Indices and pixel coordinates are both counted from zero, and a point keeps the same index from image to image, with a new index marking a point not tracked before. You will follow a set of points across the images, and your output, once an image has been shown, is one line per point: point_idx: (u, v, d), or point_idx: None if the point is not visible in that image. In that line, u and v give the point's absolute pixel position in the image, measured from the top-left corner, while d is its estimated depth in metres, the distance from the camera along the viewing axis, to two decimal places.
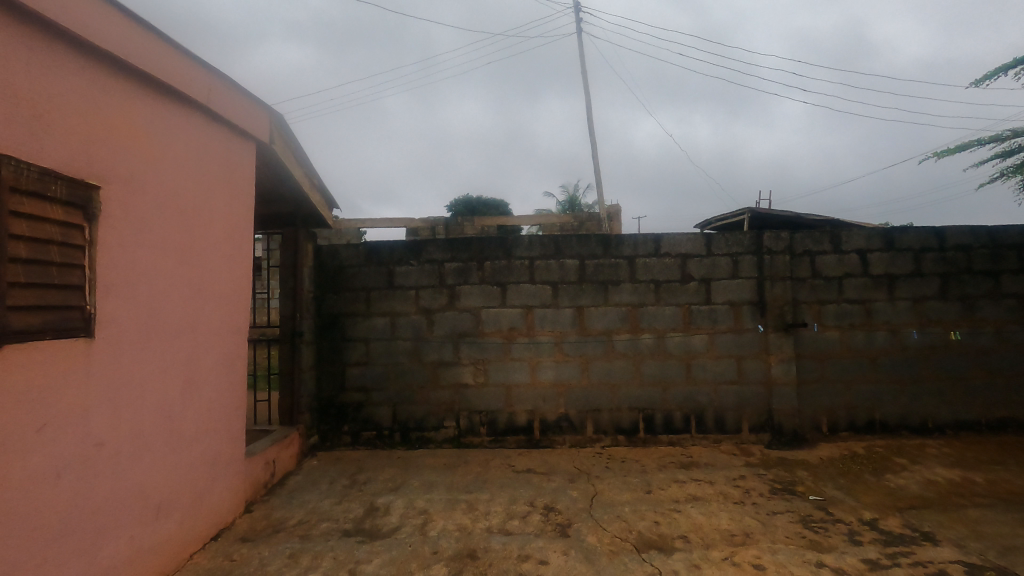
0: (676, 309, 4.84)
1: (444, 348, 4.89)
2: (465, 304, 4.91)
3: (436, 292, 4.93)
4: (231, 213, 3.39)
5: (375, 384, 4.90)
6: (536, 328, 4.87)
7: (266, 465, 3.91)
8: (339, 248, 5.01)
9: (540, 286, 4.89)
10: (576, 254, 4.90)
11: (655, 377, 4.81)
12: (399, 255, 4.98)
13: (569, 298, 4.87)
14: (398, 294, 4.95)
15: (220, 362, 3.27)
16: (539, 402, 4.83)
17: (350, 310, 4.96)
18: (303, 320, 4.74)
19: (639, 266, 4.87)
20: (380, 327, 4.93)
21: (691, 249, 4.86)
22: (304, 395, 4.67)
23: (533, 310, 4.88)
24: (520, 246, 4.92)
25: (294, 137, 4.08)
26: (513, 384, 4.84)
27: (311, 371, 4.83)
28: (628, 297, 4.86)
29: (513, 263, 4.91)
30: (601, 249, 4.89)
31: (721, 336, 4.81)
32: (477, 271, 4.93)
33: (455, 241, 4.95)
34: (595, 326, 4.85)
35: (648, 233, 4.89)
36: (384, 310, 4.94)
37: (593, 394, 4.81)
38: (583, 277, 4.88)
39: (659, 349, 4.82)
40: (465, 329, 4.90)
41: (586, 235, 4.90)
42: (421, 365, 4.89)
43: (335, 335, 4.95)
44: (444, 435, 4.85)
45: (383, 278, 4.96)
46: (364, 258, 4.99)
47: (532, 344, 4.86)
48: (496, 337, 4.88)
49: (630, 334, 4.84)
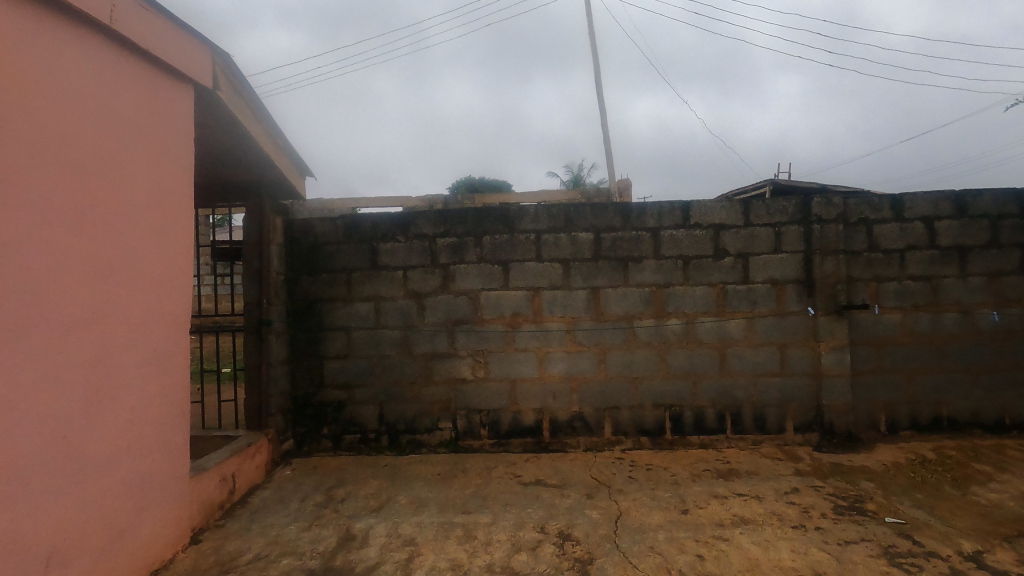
0: (708, 290, 4.12)
1: (437, 338, 4.21)
2: (461, 286, 4.21)
3: (427, 273, 4.23)
4: (159, 175, 2.69)
5: (359, 380, 4.23)
6: (544, 314, 4.17)
7: (222, 482, 3.25)
8: (314, 222, 4.30)
9: (548, 265, 4.18)
10: (590, 226, 4.18)
11: (684, 370, 4.13)
12: (383, 230, 4.27)
13: (582, 278, 4.17)
14: (383, 276, 4.25)
15: (150, 361, 2.60)
16: (549, 399, 4.16)
17: (327, 295, 4.26)
18: (273, 307, 4.05)
19: (664, 240, 4.15)
20: (363, 313, 4.25)
21: (725, 219, 4.13)
22: (275, 394, 4.01)
23: (540, 293, 4.17)
24: (525, 218, 4.20)
25: (247, 83, 3.35)
26: (518, 379, 4.16)
27: (283, 365, 4.15)
28: (651, 276, 4.15)
29: (516, 238, 4.20)
30: (619, 221, 4.17)
31: (761, 321, 4.11)
32: (474, 248, 4.22)
33: (449, 212, 4.24)
34: (614, 311, 4.15)
35: (674, 201, 4.17)
36: (367, 294, 4.25)
37: (611, 389, 4.14)
38: (600, 253, 4.17)
39: (689, 336, 4.13)
40: (461, 316, 4.20)
41: (602, 204, 4.18)
42: (412, 358, 4.22)
43: (311, 323, 4.26)
44: (439, 438, 4.19)
45: (365, 257, 4.26)
46: (343, 235, 4.28)
47: (541, 332, 4.17)
48: (498, 324, 4.19)
49: (654, 320, 4.14)
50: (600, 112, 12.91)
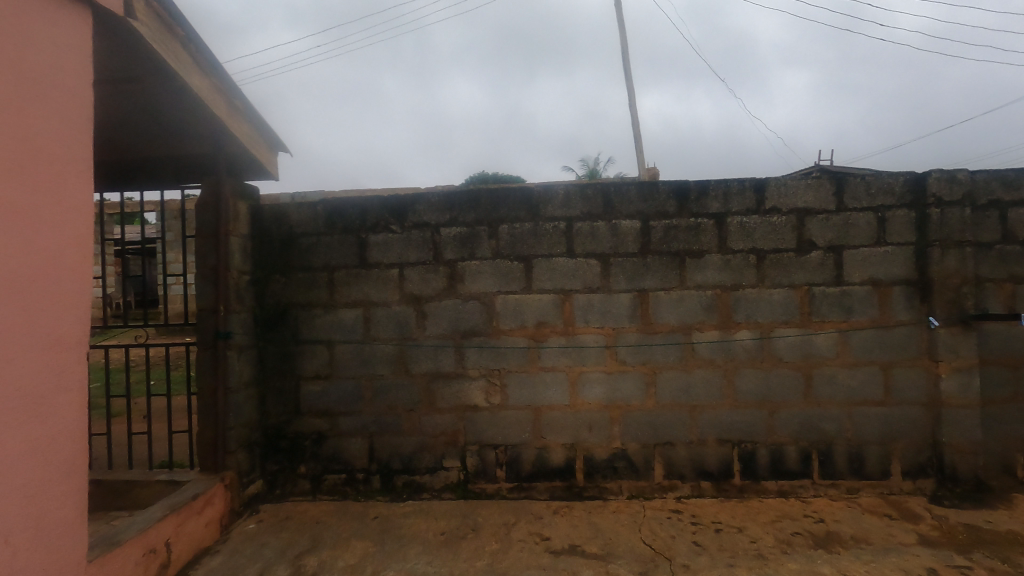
0: (788, 294, 3.21)
1: (441, 354, 3.33)
2: (472, 288, 3.33)
3: (429, 271, 3.36)
4: (27, 134, 1.84)
5: (344, 406, 3.38)
6: (577, 325, 3.28)
7: (148, 556, 2.43)
8: (287, 208, 3.44)
9: (582, 261, 3.28)
10: (636, 212, 3.28)
11: (757, 397, 3.22)
12: (374, 218, 3.41)
13: (626, 279, 3.26)
14: (373, 276, 3.38)
15: (9, 408, 1.76)
16: (583, 432, 3.28)
17: (305, 299, 3.41)
18: (235, 315, 3.20)
19: (732, 229, 3.23)
20: (349, 323, 3.39)
21: (809, 202, 3.21)
22: (236, 426, 3.17)
23: (572, 297, 3.28)
24: (552, 201, 3.31)
25: (186, 21, 2.52)
26: (544, 406, 3.29)
27: (250, 388, 3.30)
28: (716, 276, 3.23)
29: (542, 227, 3.31)
30: (673, 205, 3.26)
31: (859, 334, 3.18)
32: (488, 240, 3.34)
33: (455, 195, 3.36)
34: (668, 321, 3.24)
35: (745, 178, 3.24)
36: (353, 298, 3.39)
37: (662, 421, 3.24)
38: (648, 247, 3.27)
39: (764, 354, 3.22)
40: (471, 326, 3.32)
41: (651, 183, 3.28)
42: (410, 380, 3.35)
43: (286, 334, 3.41)
44: (444, 481, 3.32)
45: (352, 252, 3.40)
46: (324, 224, 3.42)
47: (573, 347, 3.28)
48: (519, 337, 3.30)
49: (719, 333, 3.23)
50: (629, 100, 11.97)
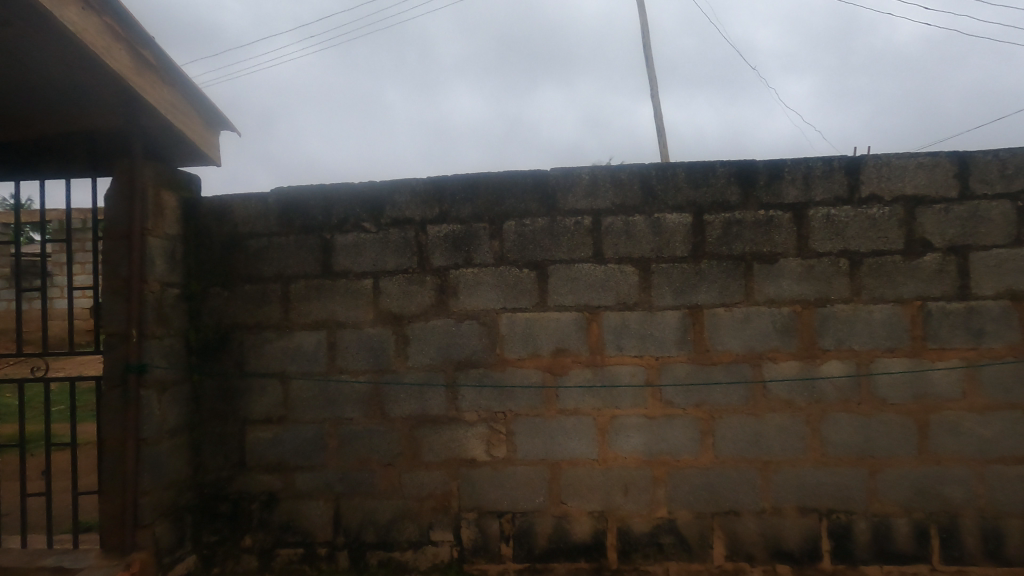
0: (894, 312, 2.38)
1: (429, 392, 2.53)
2: (468, 304, 2.53)
3: (412, 282, 2.57)
4: None
5: (302, 460, 2.59)
6: (607, 353, 2.47)
7: None
8: (231, 201, 2.67)
9: (614, 269, 2.48)
10: (684, 203, 2.47)
11: (854, 452, 2.38)
12: (342, 213, 2.62)
13: (672, 291, 2.45)
14: (340, 290, 2.60)
15: None
16: (616, 496, 2.46)
17: (253, 318, 2.63)
18: (156, 342, 2.42)
19: (815, 224, 2.42)
20: (309, 350, 2.60)
21: (921, 187, 2.38)
22: (155, 490, 2.37)
23: (601, 316, 2.48)
24: (573, 190, 2.52)
25: None
26: (564, 461, 2.48)
27: (178, 437, 2.52)
28: (794, 288, 2.42)
29: (560, 223, 2.51)
30: (736, 193, 2.45)
31: (994, 367, 2.34)
32: (491, 241, 2.54)
33: (447, 183, 2.58)
34: (729, 348, 2.43)
35: (832, 155, 2.42)
36: (314, 317, 2.60)
37: (723, 482, 2.42)
38: (703, 250, 2.45)
39: (862, 394, 2.38)
40: (468, 354, 2.52)
41: (704, 166, 2.47)
42: (387, 426, 2.55)
43: (228, 364, 2.63)
44: (432, 560, 2.52)
45: (313, 258, 2.62)
46: (277, 222, 2.64)
47: (602, 383, 2.47)
48: (531, 369, 2.50)
49: (799, 365, 2.41)
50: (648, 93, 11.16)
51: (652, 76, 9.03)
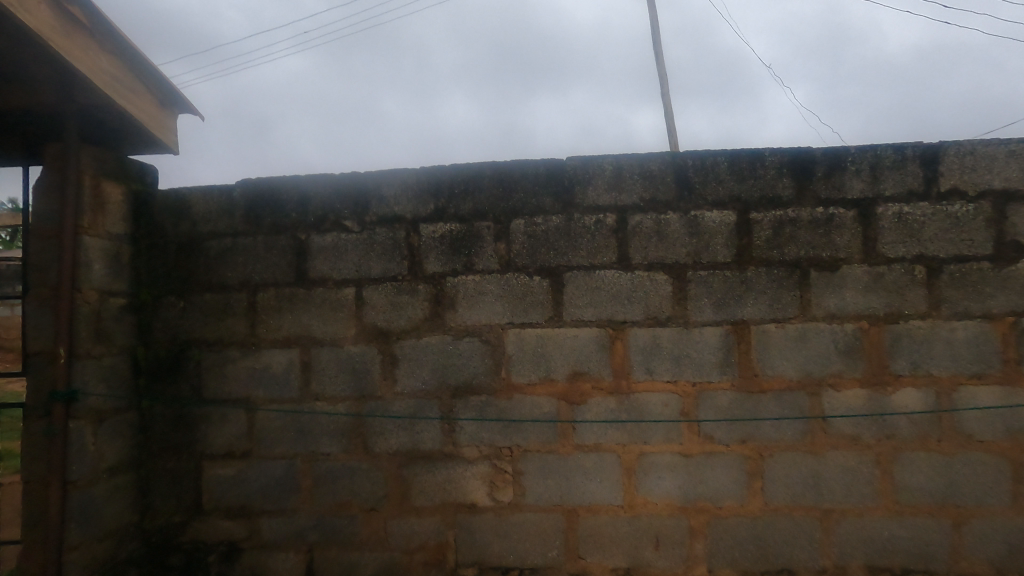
0: (981, 331, 1.97)
1: (420, 423, 2.12)
2: (468, 318, 2.13)
3: (402, 292, 2.16)
4: None
5: (268, 503, 2.17)
6: (635, 378, 2.06)
7: None
8: (189, 195, 2.26)
9: (643, 277, 2.07)
10: (726, 198, 2.07)
11: (934, 499, 1.97)
12: (320, 209, 2.22)
13: (712, 304, 2.05)
14: (317, 300, 2.19)
15: None
16: (645, 551, 2.04)
17: (212, 334, 2.22)
18: (91, 362, 2.01)
19: (885, 224, 2.01)
20: (279, 371, 2.18)
21: (1013, 180, 1.99)
22: (86, 543, 1.95)
23: (627, 333, 2.07)
24: (594, 183, 2.12)
25: None
26: (582, 508, 2.07)
27: (119, 476, 2.10)
28: (859, 301, 2.01)
29: (578, 222, 2.11)
30: (789, 186, 2.05)
31: None
32: (496, 243, 2.14)
33: (443, 175, 2.18)
34: (782, 373, 2.02)
35: (905, 142, 2.02)
36: (286, 332, 2.19)
37: (775, 535, 2.01)
38: (749, 254, 2.05)
39: (943, 429, 1.97)
40: (467, 377, 2.11)
41: (750, 154, 2.07)
42: (371, 463, 2.14)
43: (183, 387, 2.21)
44: None
45: (285, 263, 2.21)
46: (243, 220, 2.24)
47: (628, 413, 2.06)
48: (542, 396, 2.09)
49: (866, 393, 2.00)
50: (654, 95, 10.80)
51: (662, 72, 8.61)
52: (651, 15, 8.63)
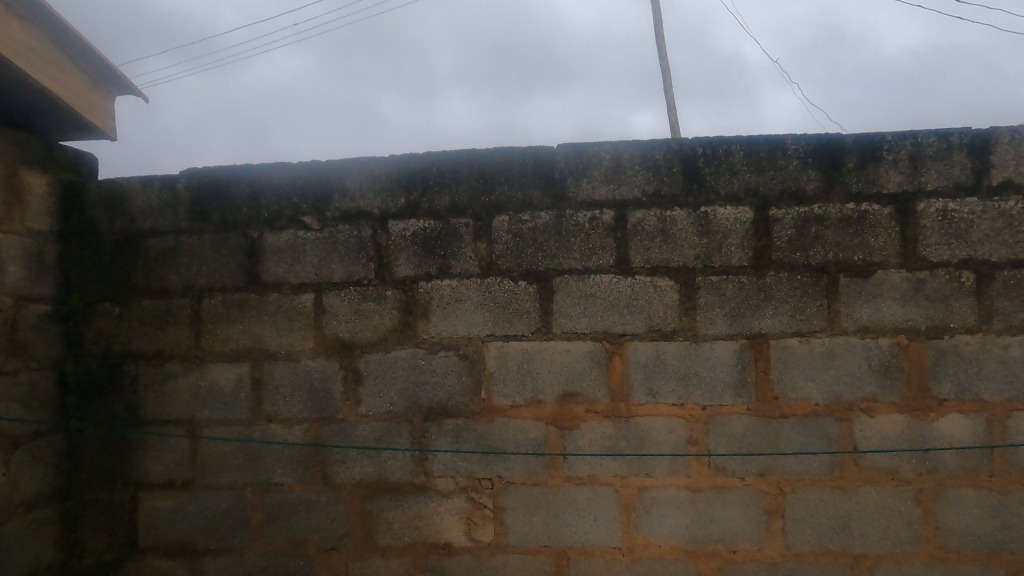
0: None
1: (387, 450, 1.84)
2: (443, 329, 1.84)
3: (368, 299, 1.88)
4: None
5: (214, 540, 1.89)
6: (635, 400, 1.78)
7: None
8: (127, 188, 1.98)
9: (645, 284, 1.79)
10: (742, 193, 1.79)
11: (984, 543, 1.69)
12: (275, 204, 1.93)
13: (724, 315, 1.77)
14: (270, 308, 1.91)
15: None
16: None
17: (152, 346, 1.94)
18: (3, 379, 1.74)
19: (927, 222, 1.73)
20: (227, 389, 1.90)
21: None
22: None
23: (626, 348, 1.79)
24: (588, 174, 1.84)
25: None
26: (573, 550, 1.79)
27: (40, 510, 1.82)
28: (897, 313, 1.73)
29: (570, 219, 1.83)
30: (815, 178, 1.77)
31: None
32: (475, 243, 1.86)
33: (415, 165, 1.89)
34: (805, 396, 1.74)
35: (950, 127, 1.74)
36: (234, 345, 1.91)
37: None
38: (768, 258, 1.77)
39: (995, 462, 1.69)
40: (442, 398, 1.83)
41: (769, 142, 1.79)
42: (330, 497, 1.86)
43: (117, 406, 1.93)
44: None
45: (235, 265, 1.93)
46: (187, 216, 1.96)
47: (627, 441, 1.78)
48: (528, 421, 1.80)
49: (905, 420, 1.72)
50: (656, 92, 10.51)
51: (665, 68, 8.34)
52: (653, 10, 8.32)
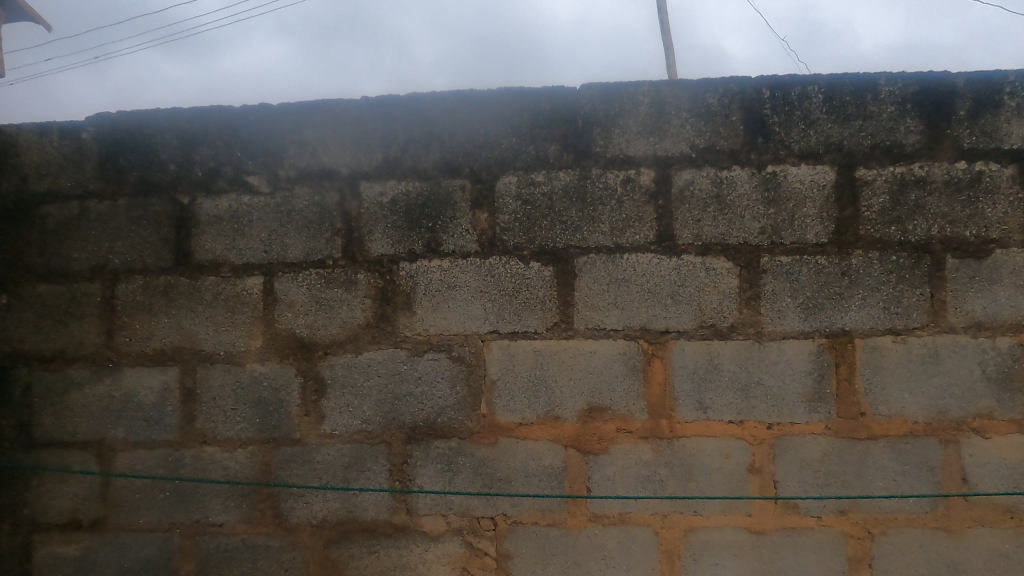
0: None
1: (359, 481, 1.42)
2: (431, 324, 1.42)
3: (333, 285, 1.44)
4: None
5: None
6: (682, 417, 1.37)
7: None
8: (19, 139, 1.52)
9: (695, 266, 1.38)
10: (820, 148, 1.38)
11: None
12: (211, 160, 1.48)
13: (797, 307, 1.36)
14: (206, 296, 1.47)
15: None
16: None
17: (51, 345, 1.49)
18: None
19: None
20: (149, 402, 1.46)
21: None
22: None
23: (670, 348, 1.38)
24: (621, 123, 1.41)
25: None
26: None
27: None
28: (1019, 305, 1.34)
29: (597, 181, 1.40)
30: (915, 130, 1.36)
31: None
32: (473, 211, 1.43)
33: (394, 110, 1.45)
34: (902, 412, 1.35)
35: None
36: (159, 344, 1.47)
37: None
38: (855, 233, 1.36)
39: None
40: (429, 414, 1.41)
41: (857, 82, 1.37)
42: (284, 541, 1.43)
43: (5, 424, 1.48)
44: None
45: (160, 240, 1.48)
46: (97, 175, 1.50)
47: (671, 470, 1.37)
48: (542, 444, 1.39)
49: None
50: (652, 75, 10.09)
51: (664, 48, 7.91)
52: None
